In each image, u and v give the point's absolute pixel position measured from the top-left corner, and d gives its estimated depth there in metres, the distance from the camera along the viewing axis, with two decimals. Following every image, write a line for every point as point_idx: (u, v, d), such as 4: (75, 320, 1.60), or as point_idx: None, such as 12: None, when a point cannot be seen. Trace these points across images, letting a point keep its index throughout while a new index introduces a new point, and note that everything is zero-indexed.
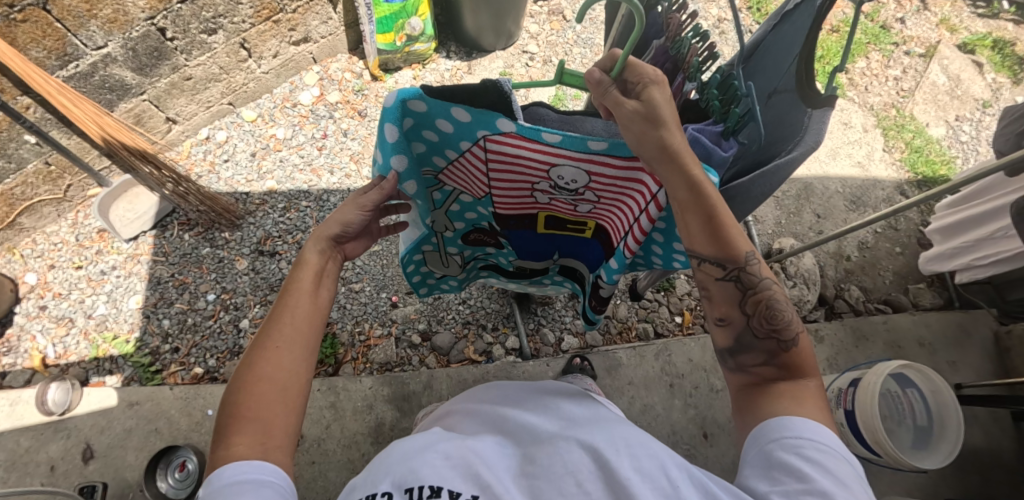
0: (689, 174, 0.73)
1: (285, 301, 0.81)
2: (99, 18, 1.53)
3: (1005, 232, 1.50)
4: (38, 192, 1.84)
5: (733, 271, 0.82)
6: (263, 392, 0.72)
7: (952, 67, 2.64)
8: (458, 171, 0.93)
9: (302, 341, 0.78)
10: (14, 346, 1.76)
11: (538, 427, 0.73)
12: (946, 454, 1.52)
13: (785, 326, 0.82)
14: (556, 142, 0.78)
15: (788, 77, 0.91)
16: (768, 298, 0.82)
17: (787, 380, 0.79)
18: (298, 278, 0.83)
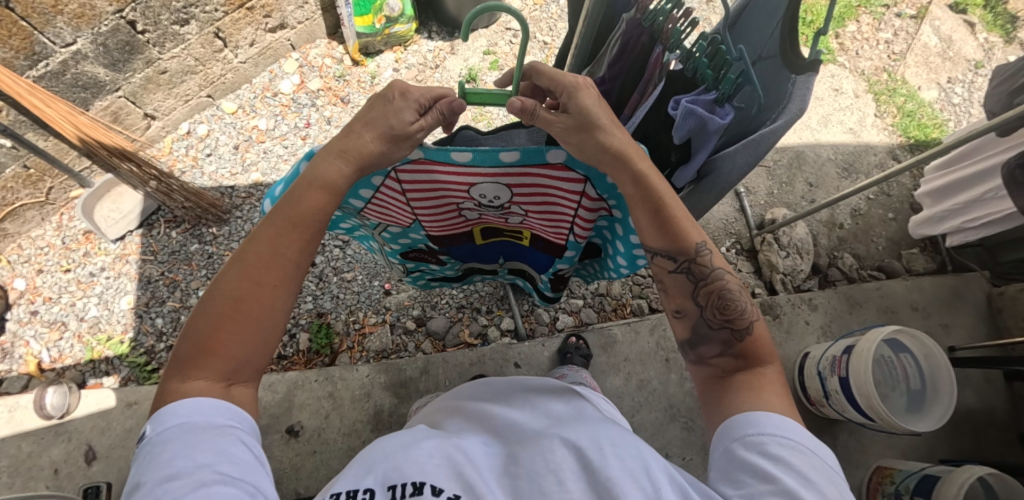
0: (634, 169, 0.76)
1: (282, 228, 0.70)
2: (65, 13, 1.48)
3: (995, 194, 1.50)
4: (19, 196, 1.81)
5: (686, 263, 0.83)
6: (244, 330, 0.66)
7: (944, 28, 2.60)
8: (382, 204, 0.92)
9: (293, 278, 0.71)
10: (9, 352, 1.75)
11: (525, 426, 0.74)
12: (941, 414, 1.52)
13: (739, 317, 0.82)
14: (468, 160, 0.76)
15: (772, 42, 0.87)
16: (721, 288, 0.83)
17: (745, 370, 0.79)
18: (308, 203, 0.71)
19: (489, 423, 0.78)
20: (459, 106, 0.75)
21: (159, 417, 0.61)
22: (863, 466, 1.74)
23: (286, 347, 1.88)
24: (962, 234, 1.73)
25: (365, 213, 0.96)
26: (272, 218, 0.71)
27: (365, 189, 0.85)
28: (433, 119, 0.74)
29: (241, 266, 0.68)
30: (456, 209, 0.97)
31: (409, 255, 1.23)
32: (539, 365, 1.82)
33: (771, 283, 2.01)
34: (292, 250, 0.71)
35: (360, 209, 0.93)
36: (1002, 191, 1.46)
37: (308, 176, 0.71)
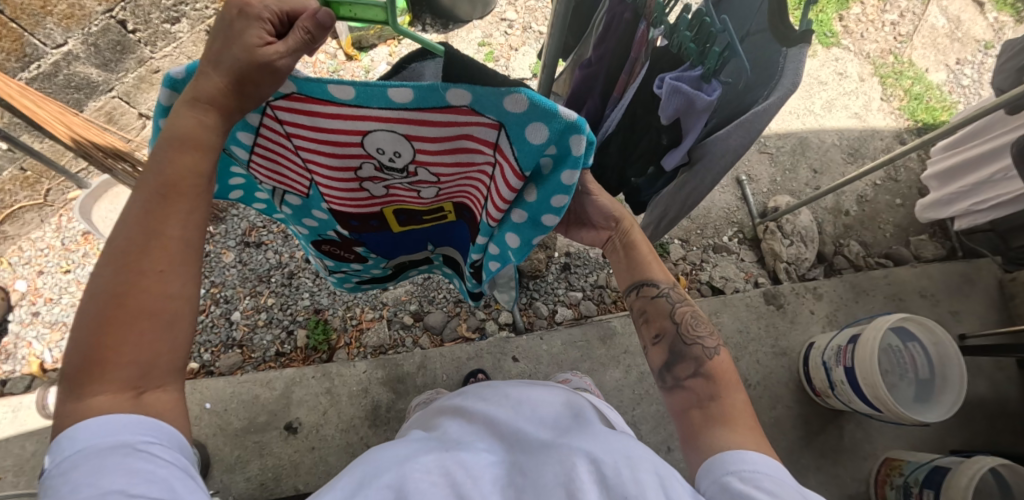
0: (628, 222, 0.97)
1: (152, 210, 0.60)
2: (54, 14, 1.48)
3: (1004, 175, 1.45)
4: (17, 198, 1.83)
5: (665, 289, 0.96)
6: (141, 325, 0.57)
7: (952, 8, 2.52)
8: (269, 156, 0.76)
9: (188, 256, 0.62)
10: (11, 353, 1.76)
11: (529, 434, 0.72)
12: (950, 404, 1.48)
13: (706, 337, 0.91)
14: (351, 98, 0.61)
15: (761, 15, 0.81)
16: (689, 310, 0.95)
17: (715, 397, 0.81)
18: (178, 169, 0.61)
19: (488, 427, 0.76)
20: (326, 18, 0.57)
21: (59, 444, 0.54)
22: (871, 458, 1.70)
23: (285, 343, 1.88)
24: (971, 216, 1.68)
25: (252, 173, 0.81)
26: (138, 204, 0.60)
27: (244, 133, 0.71)
28: (293, 41, 0.57)
29: (115, 262, 0.58)
30: (357, 175, 0.80)
31: (322, 246, 1.12)
32: (537, 360, 1.79)
33: (775, 272, 1.96)
34: (176, 226, 0.61)
35: (245, 162, 0.78)
36: (1011, 172, 1.40)
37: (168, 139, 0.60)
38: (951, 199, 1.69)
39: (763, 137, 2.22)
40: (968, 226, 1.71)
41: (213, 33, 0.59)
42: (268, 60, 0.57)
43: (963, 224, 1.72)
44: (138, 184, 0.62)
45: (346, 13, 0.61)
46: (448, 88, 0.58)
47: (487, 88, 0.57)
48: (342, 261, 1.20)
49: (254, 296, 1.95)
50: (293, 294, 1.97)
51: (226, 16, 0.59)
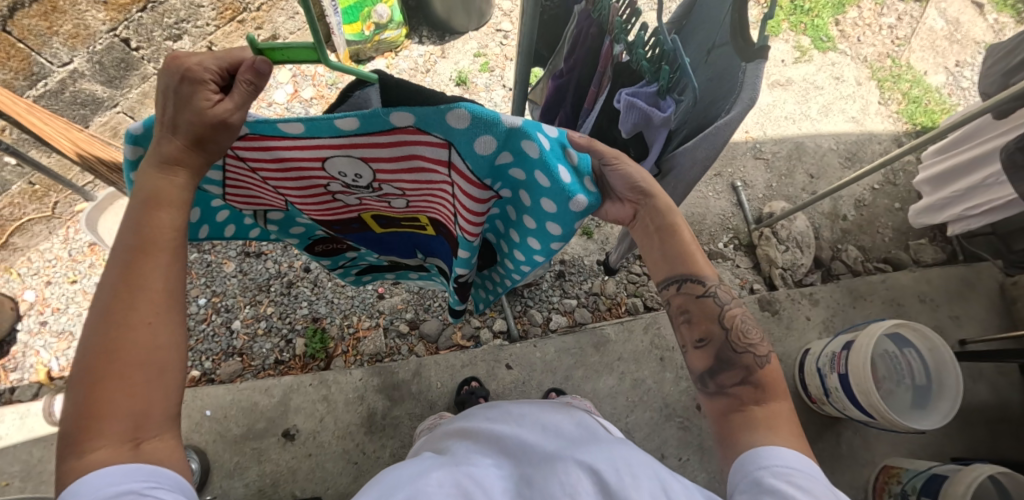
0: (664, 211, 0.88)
1: (132, 269, 0.63)
2: (60, 34, 1.54)
3: (996, 179, 1.43)
4: (26, 211, 1.90)
5: (711, 287, 0.90)
6: (127, 378, 0.59)
7: (950, 10, 2.50)
8: (241, 188, 0.80)
9: (167, 307, 0.64)
10: (20, 362, 1.81)
11: (535, 446, 0.76)
12: (945, 413, 1.46)
13: (758, 343, 0.88)
14: (301, 132, 0.63)
15: (725, 29, 0.82)
16: (738, 316, 0.90)
17: (762, 405, 0.81)
18: (150, 224, 0.64)
19: (497, 443, 0.79)
20: (265, 65, 0.60)
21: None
22: (870, 465, 1.68)
23: (283, 352, 1.92)
24: (964, 222, 1.66)
25: (231, 203, 0.85)
26: (118, 265, 0.63)
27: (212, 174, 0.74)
28: (238, 96, 0.60)
29: (100, 321, 0.61)
30: (328, 191, 0.83)
31: (316, 247, 1.14)
32: (531, 368, 1.80)
33: (771, 278, 1.95)
34: (156, 276, 0.64)
35: (221, 195, 0.82)
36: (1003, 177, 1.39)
37: (141, 199, 0.64)
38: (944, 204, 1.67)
39: (758, 142, 2.22)
40: (962, 232, 1.69)
41: (162, 93, 0.62)
42: (221, 118, 0.60)
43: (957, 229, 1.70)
44: (116, 245, 0.65)
45: (281, 56, 0.59)
46: (389, 115, 0.60)
47: (428, 105, 0.59)
48: (337, 258, 1.23)
49: (254, 305, 1.99)
50: (292, 303, 2.00)
51: (169, 79, 0.61)
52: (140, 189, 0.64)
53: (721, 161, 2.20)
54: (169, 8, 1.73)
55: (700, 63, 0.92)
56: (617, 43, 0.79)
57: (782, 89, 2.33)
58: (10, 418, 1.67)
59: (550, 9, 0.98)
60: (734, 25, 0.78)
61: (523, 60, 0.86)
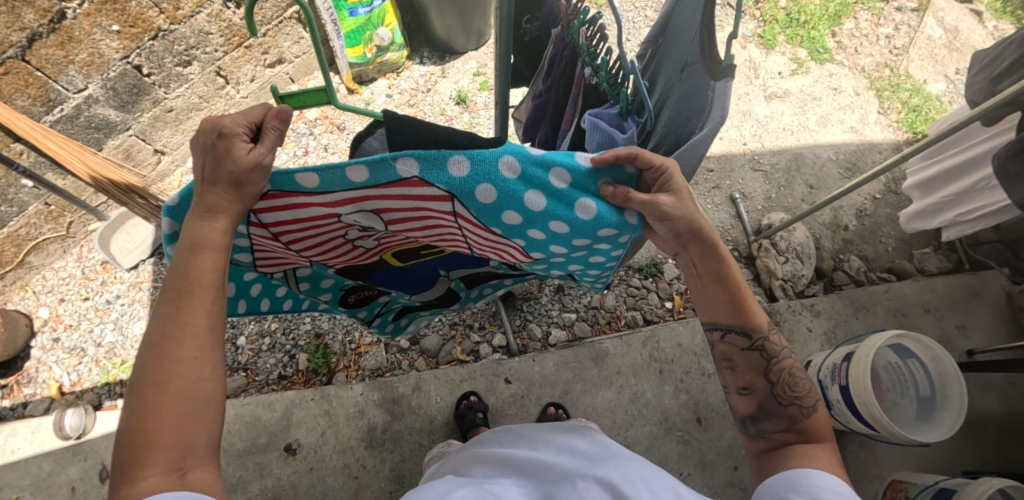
0: (717, 250, 0.88)
1: (177, 311, 0.68)
2: (76, 62, 1.62)
3: (986, 184, 1.52)
4: (42, 231, 1.95)
5: (759, 340, 0.91)
6: (173, 410, 0.63)
7: (949, 19, 2.51)
8: (267, 253, 0.90)
9: (209, 343, 0.69)
10: (33, 377, 1.87)
11: (553, 462, 0.80)
12: (949, 426, 1.43)
13: (805, 394, 0.89)
14: (316, 185, 0.70)
15: (695, 48, 0.84)
16: (789, 367, 0.90)
17: (806, 442, 0.83)
18: (194, 266, 0.69)
19: (512, 463, 0.82)
20: (286, 110, 0.71)
21: None
22: (878, 480, 1.63)
23: (287, 367, 1.95)
24: (957, 227, 1.76)
25: (260, 268, 0.96)
26: (164, 308, 0.68)
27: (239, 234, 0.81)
28: (269, 141, 0.69)
29: (149, 360, 0.65)
30: (346, 237, 0.92)
31: (349, 298, 1.23)
32: (529, 382, 1.81)
33: (771, 289, 1.94)
34: (198, 317, 0.69)
35: (249, 265, 0.92)
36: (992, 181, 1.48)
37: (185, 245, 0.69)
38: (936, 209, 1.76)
39: (756, 154, 2.23)
40: (956, 236, 1.78)
41: (201, 152, 0.69)
42: (257, 161, 0.68)
43: (951, 234, 1.79)
44: (161, 289, 0.70)
45: (296, 103, 0.73)
46: (395, 162, 0.67)
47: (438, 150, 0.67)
48: (373, 306, 1.30)
49: (259, 321, 2.02)
50: (295, 319, 2.04)
51: (207, 137, 0.68)
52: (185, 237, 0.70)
53: (719, 173, 2.21)
54: (179, 35, 1.81)
55: (674, 81, 0.94)
56: (587, 66, 0.83)
57: (780, 101, 2.35)
58: (23, 432, 1.72)
59: (530, 32, 1.01)
60: (703, 46, 0.81)
61: (501, 81, 0.90)
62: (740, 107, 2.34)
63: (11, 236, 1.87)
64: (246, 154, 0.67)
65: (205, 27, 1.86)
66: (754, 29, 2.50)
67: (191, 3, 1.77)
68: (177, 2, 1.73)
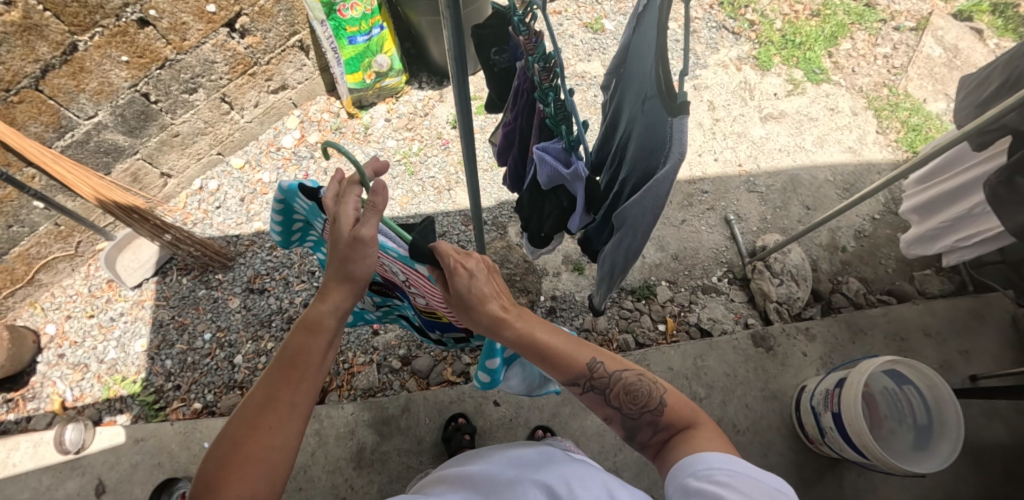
0: (506, 332, 0.82)
1: (284, 370, 0.76)
2: (86, 91, 1.71)
3: (982, 209, 1.53)
4: (52, 250, 2.03)
5: (586, 387, 0.87)
6: (246, 471, 0.67)
7: (948, 38, 2.50)
8: None
9: (300, 412, 0.75)
10: (38, 392, 1.93)
11: (499, 475, 0.80)
12: (946, 455, 1.36)
13: (647, 398, 0.86)
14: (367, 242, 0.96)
15: (652, 82, 0.86)
16: (624, 385, 0.87)
17: (685, 431, 0.81)
18: (308, 343, 0.78)
19: (469, 481, 0.82)
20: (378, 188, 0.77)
21: None
22: None
23: None
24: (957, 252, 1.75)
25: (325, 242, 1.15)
26: (278, 365, 0.77)
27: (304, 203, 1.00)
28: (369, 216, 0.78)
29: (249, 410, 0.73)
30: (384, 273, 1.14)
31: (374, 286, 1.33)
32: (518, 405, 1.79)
33: (765, 312, 1.90)
34: (300, 381, 0.76)
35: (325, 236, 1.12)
36: (987, 206, 1.50)
37: (309, 319, 0.80)
38: (935, 234, 1.77)
39: (750, 176, 2.22)
40: (956, 261, 1.77)
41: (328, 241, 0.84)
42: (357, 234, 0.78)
43: (951, 259, 1.78)
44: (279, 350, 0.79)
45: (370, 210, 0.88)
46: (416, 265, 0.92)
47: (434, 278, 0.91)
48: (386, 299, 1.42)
49: (255, 340, 2.01)
50: None
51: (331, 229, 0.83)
52: (315, 311, 0.80)
53: (714, 195, 2.21)
54: (185, 65, 1.90)
55: (637, 112, 0.96)
56: (541, 103, 0.85)
57: (775, 122, 2.35)
58: (25, 446, 1.76)
59: (498, 63, 1.03)
60: (658, 80, 0.82)
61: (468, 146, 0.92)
62: (735, 128, 2.35)
63: (22, 255, 1.95)
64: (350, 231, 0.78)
65: (211, 56, 1.95)
66: (750, 51, 2.53)
67: (198, 34, 1.86)
68: (183, 34, 1.82)
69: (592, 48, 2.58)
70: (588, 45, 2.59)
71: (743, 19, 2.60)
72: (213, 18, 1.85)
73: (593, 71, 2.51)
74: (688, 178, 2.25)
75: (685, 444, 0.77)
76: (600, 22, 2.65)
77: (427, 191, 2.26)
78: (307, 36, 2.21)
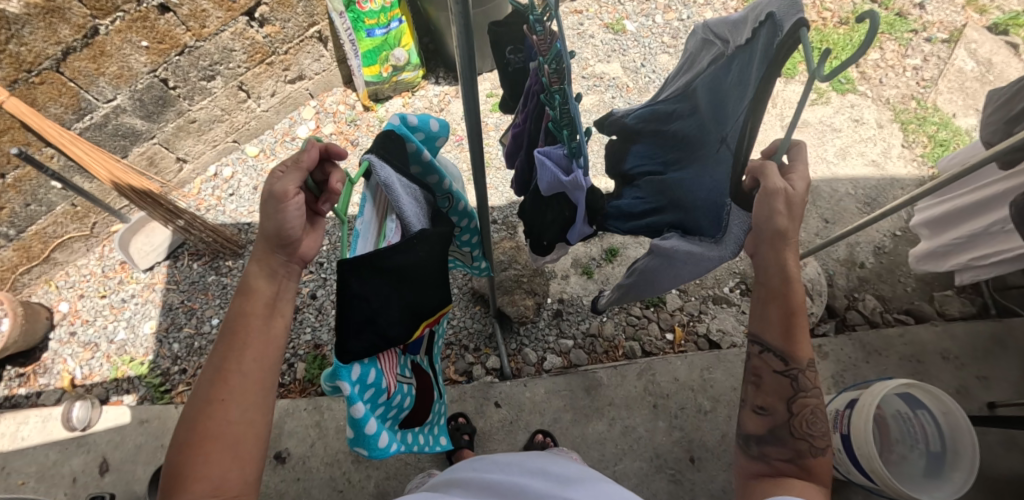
0: (785, 267, 0.83)
1: (231, 343, 0.75)
2: (106, 75, 1.73)
3: (1001, 227, 1.47)
4: (68, 230, 2.07)
5: (796, 368, 0.85)
6: (211, 447, 0.69)
7: (982, 51, 2.41)
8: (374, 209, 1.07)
9: (254, 384, 0.74)
10: (49, 368, 1.97)
11: (524, 485, 0.73)
12: (957, 486, 1.31)
13: (819, 436, 0.83)
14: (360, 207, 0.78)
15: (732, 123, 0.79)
16: (814, 405, 0.85)
17: (800, 482, 0.80)
18: (247, 312, 0.77)
19: (488, 488, 0.75)
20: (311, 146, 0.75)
21: None
22: None
23: (284, 375, 1.96)
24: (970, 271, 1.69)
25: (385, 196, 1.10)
26: (221, 341, 0.75)
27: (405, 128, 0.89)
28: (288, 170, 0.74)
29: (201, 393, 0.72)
30: None
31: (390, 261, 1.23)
32: (519, 407, 1.74)
33: None
34: (247, 354, 0.74)
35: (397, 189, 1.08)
36: (1008, 224, 1.44)
37: (241, 291, 0.78)
38: (946, 251, 1.71)
39: None
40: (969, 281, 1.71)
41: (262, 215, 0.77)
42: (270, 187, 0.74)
43: (962, 278, 1.71)
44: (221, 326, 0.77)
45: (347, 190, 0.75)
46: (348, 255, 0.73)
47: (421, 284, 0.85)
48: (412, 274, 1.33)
49: None
50: (296, 328, 2.07)
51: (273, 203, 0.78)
52: (244, 280, 0.78)
53: None
54: (204, 52, 1.91)
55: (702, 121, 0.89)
56: (549, 108, 0.84)
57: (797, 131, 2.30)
58: (34, 420, 1.79)
59: (514, 62, 1.02)
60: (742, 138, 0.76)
61: (478, 154, 0.90)
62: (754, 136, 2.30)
63: (39, 233, 1.99)
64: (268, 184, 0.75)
65: (229, 44, 1.96)
66: None
67: (217, 22, 1.86)
68: (203, 21, 1.83)
69: (612, 49, 2.54)
70: (608, 46, 2.55)
71: None
72: (233, 6, 1.85)
73: (612, 73, 2.47)
74: None
75: (798, 495, 0.76)
76: (621, 23, 2.61)
77: None
78: (326, 27, 2.21)
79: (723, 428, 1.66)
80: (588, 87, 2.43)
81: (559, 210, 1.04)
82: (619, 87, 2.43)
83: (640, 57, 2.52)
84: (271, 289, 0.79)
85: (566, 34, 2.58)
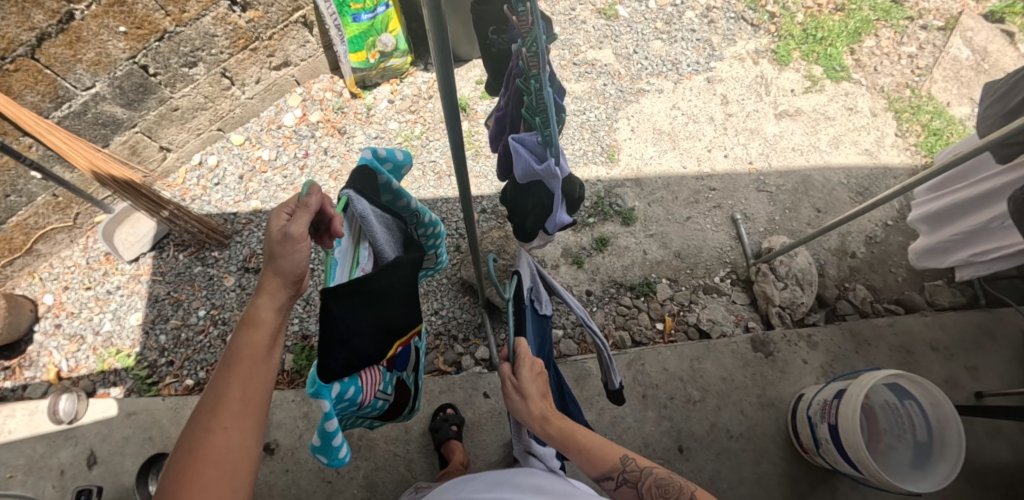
0: (545, 429, 0.90)
1: (234, 371, 0.73)
2: (83, 61, 1.69)
3: (1001, 223, 1.46)
4: (49, 221, 2.03)
5: (626, 463, 0.89)
6: (208, 475, 0.64)
7: (978, 39, 2.38)
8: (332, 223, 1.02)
9: (254, 414, 0.72)
10: (35, 361, 1.94)
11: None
12: (944, 475, 1.31)
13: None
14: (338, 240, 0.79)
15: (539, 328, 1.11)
16: (655, 479, 0.88)
17: None
18: (253, 340, 0.75)
19: None
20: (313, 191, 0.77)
21: None
22: None
23: None
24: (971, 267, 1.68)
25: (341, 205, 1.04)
26: (221, 369, 0.73)
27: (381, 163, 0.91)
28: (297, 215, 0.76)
29: (197, 423, 0.69)
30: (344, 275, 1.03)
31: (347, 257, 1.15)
32: None
33: (767, 316, 1.85)
34: (252, 382, 0.73)
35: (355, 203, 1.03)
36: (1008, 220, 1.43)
37: (247, 319, 0.76)
38: (946, 248, 1.70)
39: (761, 175, 2.15)
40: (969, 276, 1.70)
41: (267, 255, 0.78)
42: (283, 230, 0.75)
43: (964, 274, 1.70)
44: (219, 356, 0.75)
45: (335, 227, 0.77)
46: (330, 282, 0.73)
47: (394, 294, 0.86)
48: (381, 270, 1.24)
49: None
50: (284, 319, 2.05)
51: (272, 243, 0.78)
52: (251, 310, 0.77)
53: (721, 192, 2.14)
54: (185, 38, 1.87)
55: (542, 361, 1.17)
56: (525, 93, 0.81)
57: (790, 120, 2.27)
58: (20, 413, 1.77)
59: (497, 42, 0.98)
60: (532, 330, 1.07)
61: (456, 142, 0.87)
62: (747, 124, 2.28)
63: (19, 224, 1.95)
64: (278, 227, 0.76)
65: (211, 30, 1.91)
66: (768, 44, 2.44)
67: (197, 7, 1.82)
68: (182, 6, 1.78)
69: (604, 35, 2.50)
70: (600, 32, 2.50)
71: (764, 10, 2.50)
72: None
73: (604, 59, 2.43)
74: (696, 173, 2.18)
75: None
76: (614, 8, 2.56)
77: (428, 176, 2.22)
78: (310, 12, 2.15)
79: (712, 418, 1.65)
80: (580, 75, 2.39)
81: (539, 198, 1.03)
82: (611, 75, 2.39)
83: (632, 43, 2.48)
84: (277, 322, 0.79)
85: (557, 19, 2.52)
